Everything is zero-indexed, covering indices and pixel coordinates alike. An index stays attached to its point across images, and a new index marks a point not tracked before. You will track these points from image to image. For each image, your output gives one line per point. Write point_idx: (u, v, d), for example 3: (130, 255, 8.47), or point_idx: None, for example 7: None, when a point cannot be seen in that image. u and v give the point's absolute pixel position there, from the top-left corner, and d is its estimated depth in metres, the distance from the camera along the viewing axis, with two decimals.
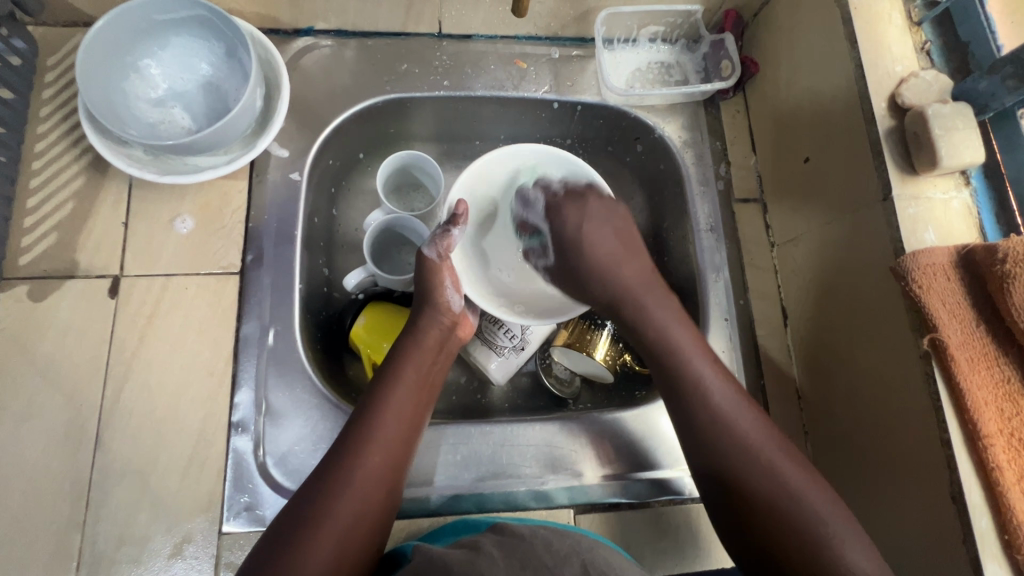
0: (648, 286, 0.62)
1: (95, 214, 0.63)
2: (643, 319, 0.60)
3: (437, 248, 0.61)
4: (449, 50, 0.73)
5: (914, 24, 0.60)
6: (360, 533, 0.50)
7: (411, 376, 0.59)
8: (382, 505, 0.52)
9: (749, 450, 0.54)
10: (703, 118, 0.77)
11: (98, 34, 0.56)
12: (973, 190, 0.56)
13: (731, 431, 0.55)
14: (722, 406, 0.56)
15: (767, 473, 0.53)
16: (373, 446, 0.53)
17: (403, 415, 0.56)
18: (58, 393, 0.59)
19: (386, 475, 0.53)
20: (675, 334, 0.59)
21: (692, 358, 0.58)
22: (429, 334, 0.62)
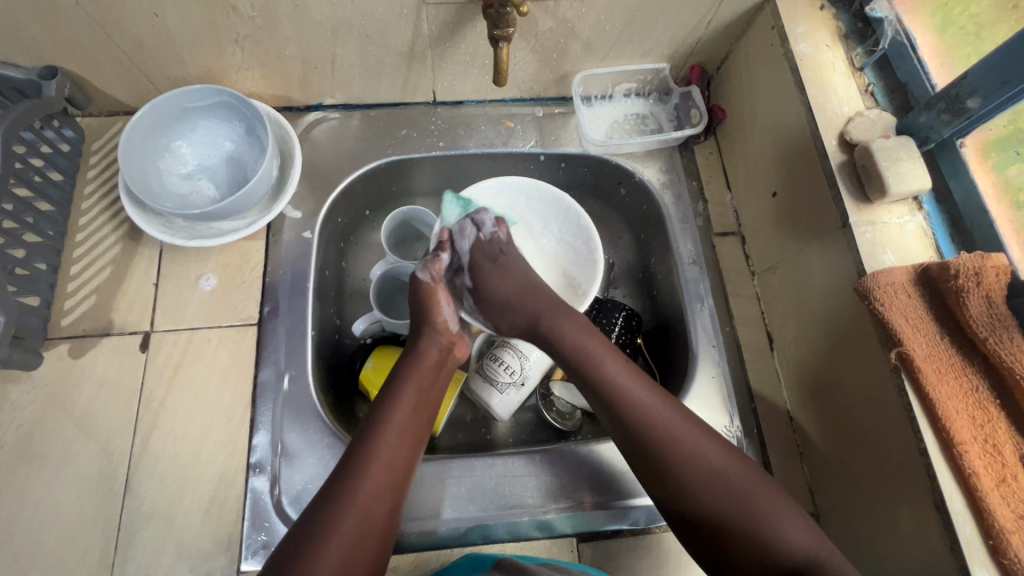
0: (556, 307, 0.67)
1: (130, 277, 0.70)
2: (557, 337, 0.65)
3: (430, 272, 0.69)
4: (443, 115, 0.82)
5: (856, 69, 0.67)
6: (363, 551, 0.53)
7: (412, 397, 0.62)
8: (383, 525, 0.55)
9: (698, 467, 0.56)
10: (679, 161, 0.83)
11: (140, 121, 0.65)
12: (926, 214, 0.61)
13: (651, 421, 0.58)
14: (664, 422, 0.58)
15: (723, 499, 0.55)
16: (376, 465, 0.56)
17: (404, 435, 0.60)
18: (92, 442, 0.64)
19: (387, 496, 0.56)
20: (586, 343, 0.64)
21: (625, 384, 0.60)
22: (427, 355, 0.66)
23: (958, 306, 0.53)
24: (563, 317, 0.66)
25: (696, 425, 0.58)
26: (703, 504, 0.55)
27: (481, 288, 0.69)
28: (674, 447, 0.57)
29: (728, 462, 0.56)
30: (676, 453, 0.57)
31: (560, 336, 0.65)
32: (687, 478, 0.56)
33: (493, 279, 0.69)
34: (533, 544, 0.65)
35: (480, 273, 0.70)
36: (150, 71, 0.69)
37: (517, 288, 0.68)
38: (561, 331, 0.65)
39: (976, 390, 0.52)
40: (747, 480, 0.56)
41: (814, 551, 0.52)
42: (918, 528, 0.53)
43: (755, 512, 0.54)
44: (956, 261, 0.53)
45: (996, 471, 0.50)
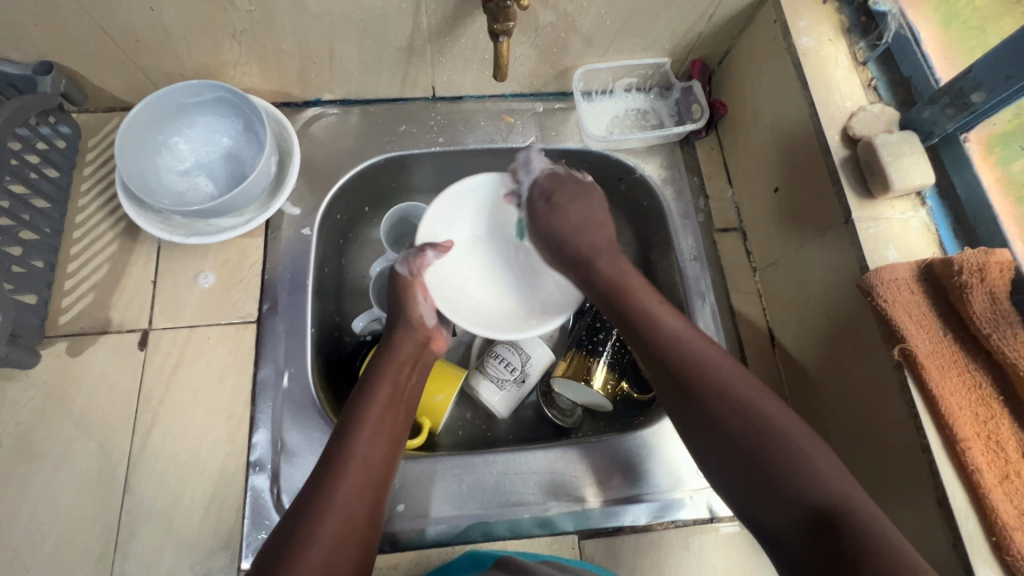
0: (608, 250, 0.68)
1: (128, 274, 0.70)
2: (596, 275, 0.66)
3: (409, 266, 0.68)
4: (443, 111, 0.81)
5: (859, 64, 0.67)
6: (348, 547, 0.53)
7: (388, 391, 0.62)
8: (366, 518, 0.55)
9: (732, 399, 0.55)
10: (680, 156, 0.83)
11: (137, 117, 0.65)
12: (929, 210, 0.61)
13: (687, 352, 0.58)
14: (700, 354, 0.58)
15: (747, 425, 0.53)
16: (355, 461, 0.56)
17: (380, 430, 0.59)
18: (91, 441, 0.63)
19: (368, 490, 0.56)
20: (627, 279, 0.65)
21: (658, 316, 0.62)
22: (402, 350, 0.66)
23: (962, 302, 0.52)
24: (607, 257, 0.67)
25: (730, 362, 0.58)
26: (737, 437, 0.53)
27: (538, 224, 0.70)
28: (701, 373, 0.57)
29: (761, 399, 0.55)
30: (710, 382, 0.56)
31: (598, 274, 0.66)
32: (713, 403, 0.55)
33: (551, 215, 0.69)
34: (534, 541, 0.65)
35: (536, 213, 0.69)
36: (146, 66, 0.69)
37: (571, 225, 0.68)
38: (600, 268, 0.66)
39: (980, 386, 0.52)
40: (783, 416, 0.54)
41: (846, 493, 0.49)
42: (920, 526, 0.53)
43: (790, 447, 0.51)
44: (960, 257, 0.52)
45: (999, 468, 0.50)
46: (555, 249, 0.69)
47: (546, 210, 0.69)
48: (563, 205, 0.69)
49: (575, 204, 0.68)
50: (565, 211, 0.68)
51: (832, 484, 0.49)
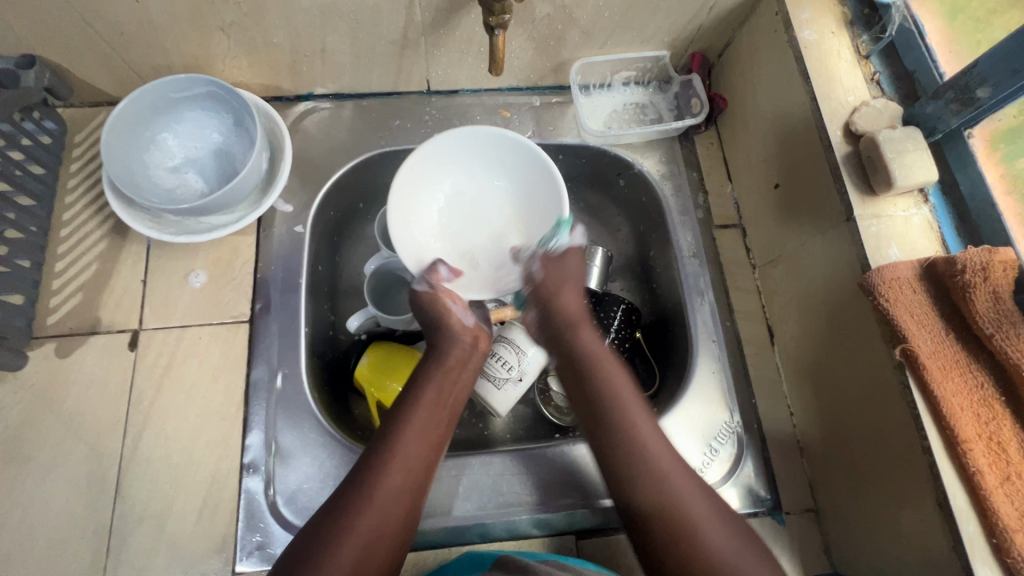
0: (585, 320, 0.70)
1: (117, 274, 0.69)
2: (576, 347, 0.68)
3: (429, 281, 0.67)
4: (437, 105, 0.80)
5: (862, 57, 0.66)
6: (382, 548, 0.53)
7: (433, 394, 0.63)
8: (402, 521, 0.55)
9: (673, 502, 0.57)
10: (679, 151, 0.82)
11: (124, 112, 0.63)
12: (932, 206, 0.60)
13: (638, 447, 0.60)
14: (649, 454, 0.60)
15: (670, 530, 0.55)
16: (395, 463, 0.57)
17: (423, 436, 0.60)
18: (82, 443, 0.62)
19: (407, 495, 0.56)
20: (604, 360, 0.67)
21: (626, 398, 0.64)
22: (449, 353, 0.66)
23: (965, 302, 0.51)
24: (586, 330, 0.69)
25: (675, 457, 0.60)
26: (662, 543, 0.55)
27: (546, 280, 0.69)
28: (651, 475, 0.58)
29: (700, 507, 0.57)
30: (654, 483, 0.58)
31: (580, 343, 0.68)
32: (646, 506, 0.57)
33: (562, 287, 0.70)
34: (532, 542, 0.65)
35: (551, 266, 0.70)
36: (133, 60, 0.67)
37: (556, 290, 0.69)
38: (584, 338, 0.68)
39: (982, 386, 0.52)
40: (716, 528, 0.55)
41: None
42: (920, 525, 0.53)
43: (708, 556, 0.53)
44: (963, 256, 0.52)
45: (1001, 469, 0.49)
46: (541, 318, 0.70)
47: (556, 262, 0.70)
48: (560, 286, 0.70)
49: (572, 291, 0.70)
50: (568, 283, 0.70)
51: None
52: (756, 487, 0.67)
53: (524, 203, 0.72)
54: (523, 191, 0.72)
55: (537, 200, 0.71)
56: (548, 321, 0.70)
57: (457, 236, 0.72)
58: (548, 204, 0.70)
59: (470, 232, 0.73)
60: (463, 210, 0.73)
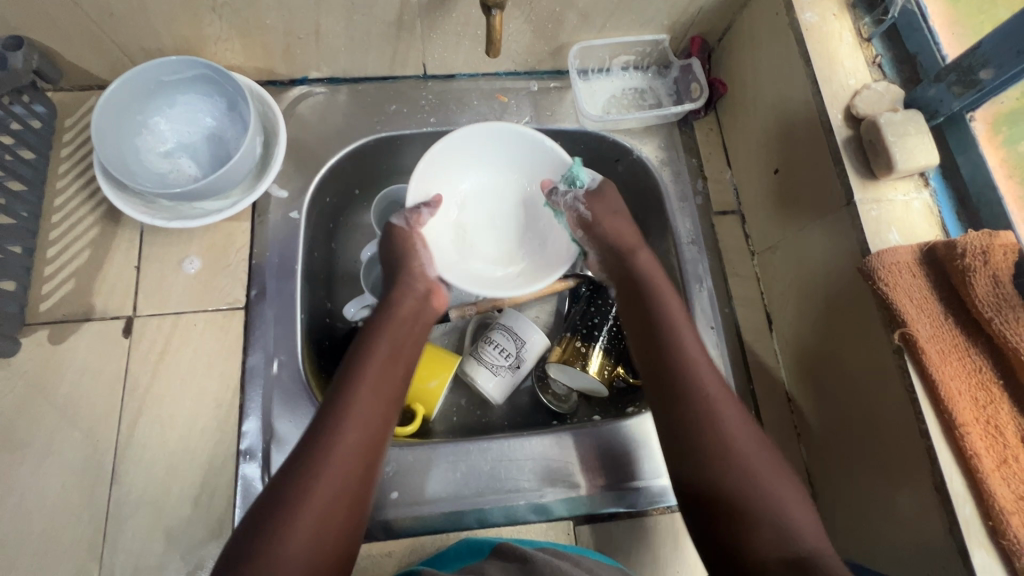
0: (643, 246, 0.70)
1: (110, 260, 0.68)
2: (632, 270, 0.68)
3: (408, 220, 0.66)
4: (434, 90, 0.79)
5: (864, 40, 0.65)
6: (342, 506, 0.51)
7: (385, 350, 0.62)
8: (362, 477, 0.53)
9: (716, 427, 0.56)
10: (678, 137, 0.81)
11: (114, 95, 0.62)
12: (933, 191, 0.59)
13: (687, 369, 0.60)
14: (702, 376, 0.59)
15: (717, 444, 0.55)
16: (352, 417, 0.55)
17: (377, 387, 0.58)
18: (77, 430, 0.62)
19: (364, 451, 0.54)
20: (658, 282, 0.67)
21: (677, 322, 0.63)
22: (403, 305, 0.65)
23: (964, 286, 0.51)
24: (644, 258, 0.69)
25: (728, 390, 0.59)
26: (716, 462, 0.55)
27: (599, 220, 0.70)
28: (693, 395, 0.58)
29: (742, 432, 0.56)
30: (700, 406, 0.57)
31: (636, 267, 0.68)
32: (692, 426, 0.57)
33: (607, 221, 0.70)
34: (530, 527, 0.65)
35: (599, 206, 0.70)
36: (123, 42, 0.66)
37: (611, 226, 0.70)
38: (638, 263, 0.68)
39: (980, 370, 0.52)
40: (756, 451, 0.55)
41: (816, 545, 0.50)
42: (917, 508, 0.53)
43: (759, 484, 0.53)
44: (963, 240, 0.51)
45: (998, 452, 0.49)
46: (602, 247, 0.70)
47: (606, 212, 0.70)
48: (617, 225, 0.70)
49: (627, 225, 0.70)
50: (616, 217, 0.71)
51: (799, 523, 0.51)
52: None
53: (530, 179, 0.72)
54: (525, 171, 0.72)
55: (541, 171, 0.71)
56: (607, 254, 0.70)
57: (478, 235, 0.72)
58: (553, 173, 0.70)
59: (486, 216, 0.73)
60: (475, 205, 0.73)
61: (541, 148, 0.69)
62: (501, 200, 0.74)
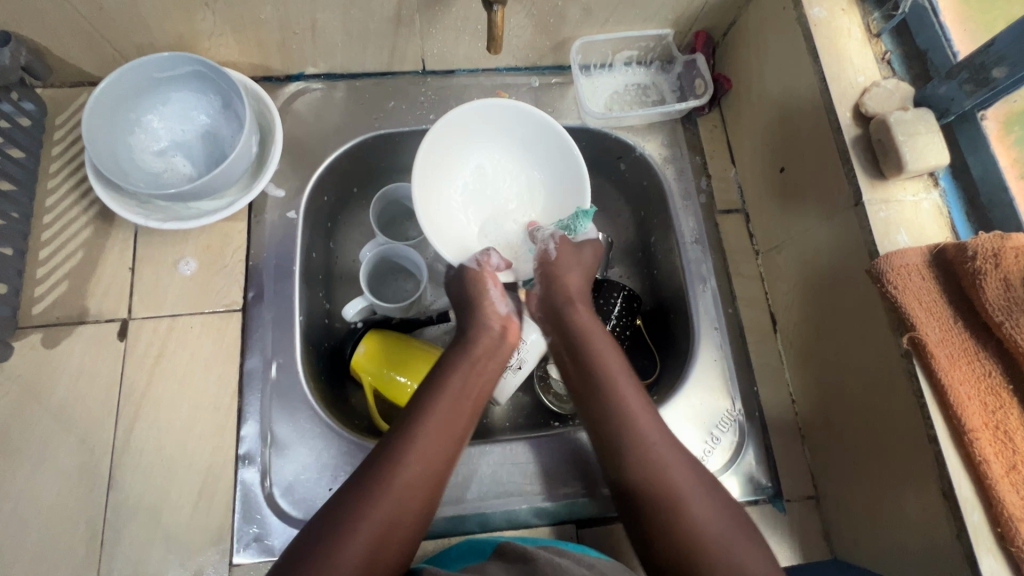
0: (585, 296, 0.67)
1: (103, 261, 0.67)
2: (561, 320, 0.65)
3: (477, 262, 0.68)
4: (433, 86, 0.77)
5: (873, 36, 0.63)
6: (388, 549, 0.50)
7: (456, 385, 0.60)
8: (415, 517, 0.52)
9: (668, 491, 0.54)
10: (682, 134, 0.80)
11: (104, 92, 0.60)
12: (943, 191, 0.58)
13: (630, 429, 0.57)
14: (647, 435, 0.57)
15: (665, 513, 0.53)
16: (410, 458, 0.53)
17: (444, 426, 0.56)
18: (72, 435, 0.61)
19: (421, 490, 0.53)
20: (596, 338, 0.64)
21: (614, 377, 0.61)
22: (479, 342, 0.63)
23: (974, 290, 0.50)
24: (575, 308, 0.66)
25: (679, 449, 0.57)
26: (677, 526, 0.52)
27: (553, 263, 0.67)
28: (649, 462, 0.56)
29: (700, 500, 0.53)
30: (650, 470, 0.55)
31: (573, 319, 0.65)
32: (641, 491, 0.55)
33: (563, 264, 0.67)
34: (533, 531, 0.64)
35: (556, 255, 0.68)
36: (113, 37, 0.64)
37: (546, 271, 0.67)
38: (577, 315, 0.65)
39: (989, 375, 0.51)
40: (705, 513, 0.53)
41: None
42: (923, 513, 0.53)
43: (722, 558, 0.50)
44: (974, 242, 0.50)
45: (1007, 458, 0.49)
46: (545, 292, 0.67)
47: (567, 256, 0.68)
48: (566, 265, 0.67)
49: (576, 274, 0.67)
50: (569, 265, 0.68)
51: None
52: (758, 475, 0.67)
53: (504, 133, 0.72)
54: (506, 134, 0.72)
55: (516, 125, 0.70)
56: (549, 297, 0.67)
57: (486, 227, 0.73)
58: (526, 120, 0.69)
59: (492, 207, 0.74)
60: (475, 193, 0.74)
61: (494, 110, 0.69)
62: (496, 180, 0.74)
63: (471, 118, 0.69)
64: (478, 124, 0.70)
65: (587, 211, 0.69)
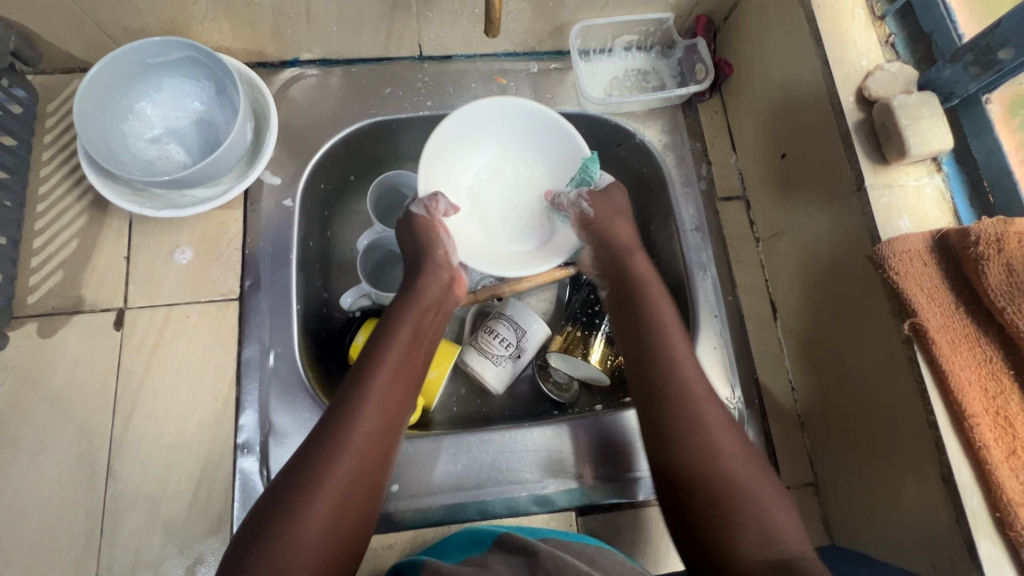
0: (637, 245, 0.70)
1: (98, 250, 0.66)
2: (616, 265, 0.68)
3: (426, 208, 0.64)
4: (430, 71, 0.76)
5: (876, 19, 0.62)
6: (356, 494, 0.51)
7: (408, 334, 0.61)
8: (380, 463, 0.53)
9: (705, 433, 0.55)
10: (682, 120, 0.79)
11: (96, 77, 0.59)
12: (945, 176, 0.58)
13: (673, 367, 0.59)
14: (688, 377, 0.58)
15: (697, 447, 0.54)
16: (371, 403, 0.54)
17: (399, 373, 0.58)
18: (70, 425, 0.61)
19: (385, 434, 0.54)
20: (651, 285, 0.66)
21: (665, 320, 0.63)
22: (426, 293, 0.64)
23: (977, 276, 0.50)
24: (636, 256, 0.68)
25: (715, 397, 0.58)
26: (706, 462, 0.54)
27: (603, 221, 0.68)
28: (685, 399, 0.57)
29: (733, 445, 0.55)
30: (681, 410, 0.56)
31: (628, 267, 0.67)
32: (676, 425, 0.56)
33: (617, 221, 0.69)
34: (532, 519, 0.64)
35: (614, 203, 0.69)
36: (104, 21, 0.63)
37: (608, 218, 0.68)
38: (635, 262, 0.68)
39: (991, 360, 0.50)
40: (732, 456, 0.54)
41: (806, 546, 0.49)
42: (923, 499, 0.53)
43: (744, 492, 0.52)
44: (977, 227, 0.50)
45: (1008, 444, 0.48)
46: (599, 245, 0.68)
47: (613, 216, 0.69)
48: (614, 219, 0.69)
49: (626, 223, 0.69)
50: (622, 218, 0.69)
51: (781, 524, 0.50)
52: None
53: (485, 130, 0.69)
54: (500, 127, 0.70)
55: (500, 119, 0.68)
56: (603, 254, 0.69)
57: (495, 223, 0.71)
58: (520, 112, 0.68)
59: (498, 202, 0.71)
60: (480, 190, 0.71)
61: (486, 107, 0.66)
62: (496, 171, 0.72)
63: (465, 122, 0.67)
64: (473, 123, 0.67)
65: (593, 157, 0.67)
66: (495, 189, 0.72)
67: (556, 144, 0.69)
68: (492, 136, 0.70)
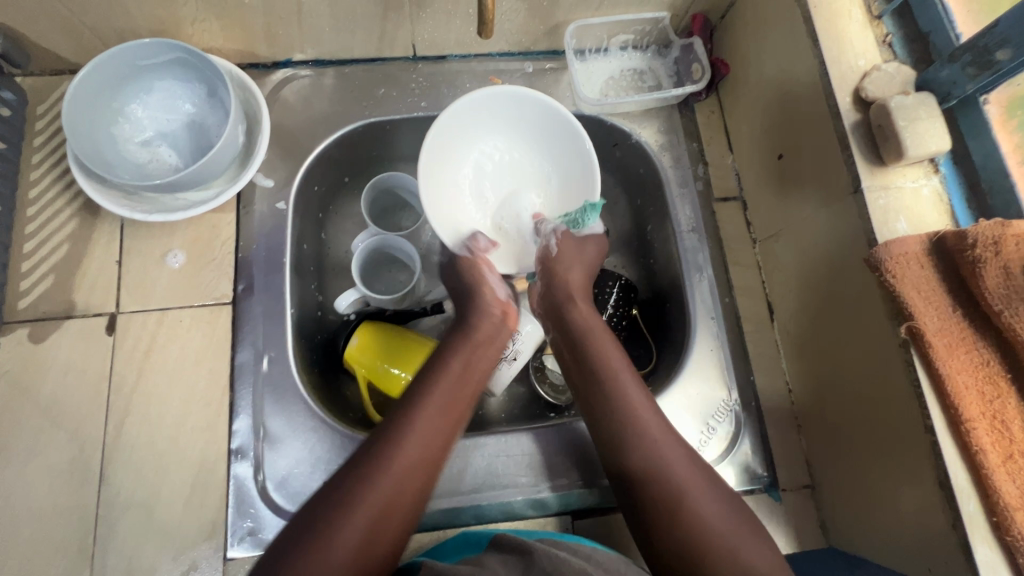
0: (587, 289, 0.68)
1: (90, 254, 0.65)
2: (561, 312, 0.66)
3: (469, 248, 0.66)
4: (425, 72, 0.75)
5: (874, 18, 0.62)
6: (386, 531, 0.50)
7: (457, 367, 0.61)
8: (414, 499, 0.52)
9: (675, 489, 0.54)
10: (678, 120, 0.78)
11: (86, 80, 0.58)
12: (942, 177, 0.57)
13: (637, 425, 0.58)
14: (651, 430, 0.58)
15: (668, 507, 0.53)
16: (411, 437, 0.54)
17: (444, 408, 0.57)
18: (62, 431, 0.60)
19: (423, 469, 0.53)
20: (602, 338, 0.64)
21: (618, 370, 0.62)
22: (478, 328, 0.65)
23: (974, 278, 0.49)
24: (583, 302, 0.67)
25: (683, 448, 0.57)
26: (689, 518, 0.52)
27: (556, 260, 0.67)
28: (650, 457, 0.56)
29: (710, 498, 0.54)
30: (651, 468, 0.55)
31: (578, 315, 0.66)
32: (648, 486, 0.55)
33: (562, 264, 0.67)
34: (528, 522, 0.64)
35: (567, 248, 0.68)
36: (93, 23, 0.62)
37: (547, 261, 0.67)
38: (579, 306, 0.66)
39: (988, 364, 0.50)
40: (716, 516, 0.53)
41: None
42: (919, 502, 0.52)
43: (722, 549, 0.51)
44: (974, 229, 0.49)
45: (1005, 448, 0.48)
46: (545, 290, 0.67)
47: (561, 258, 0.67)
48: (567, 260, 0.67)
49: (578, 266, 0.68)
50: (574, 258, 0.68)
51: (759, 572, 0.49)
52: (753, 465, 0.67)
53: (476, 128, 0.68)
54: (488, 119, 0.68)
55: (478, 115, 0.67)
56: (550, 292, 0.67)
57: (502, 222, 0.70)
58: (493, 99, 0.65)
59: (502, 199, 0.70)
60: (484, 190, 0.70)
61: (467, 108, 0.65)
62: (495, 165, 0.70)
63: (451, 132, 0.65)
64: (460, 124, 0.66)
65: (595, 205, 0.66)
66: (498, 187, 0.70)
67: (548, 127, 0.68)
68: (483, 131, 0.69)
